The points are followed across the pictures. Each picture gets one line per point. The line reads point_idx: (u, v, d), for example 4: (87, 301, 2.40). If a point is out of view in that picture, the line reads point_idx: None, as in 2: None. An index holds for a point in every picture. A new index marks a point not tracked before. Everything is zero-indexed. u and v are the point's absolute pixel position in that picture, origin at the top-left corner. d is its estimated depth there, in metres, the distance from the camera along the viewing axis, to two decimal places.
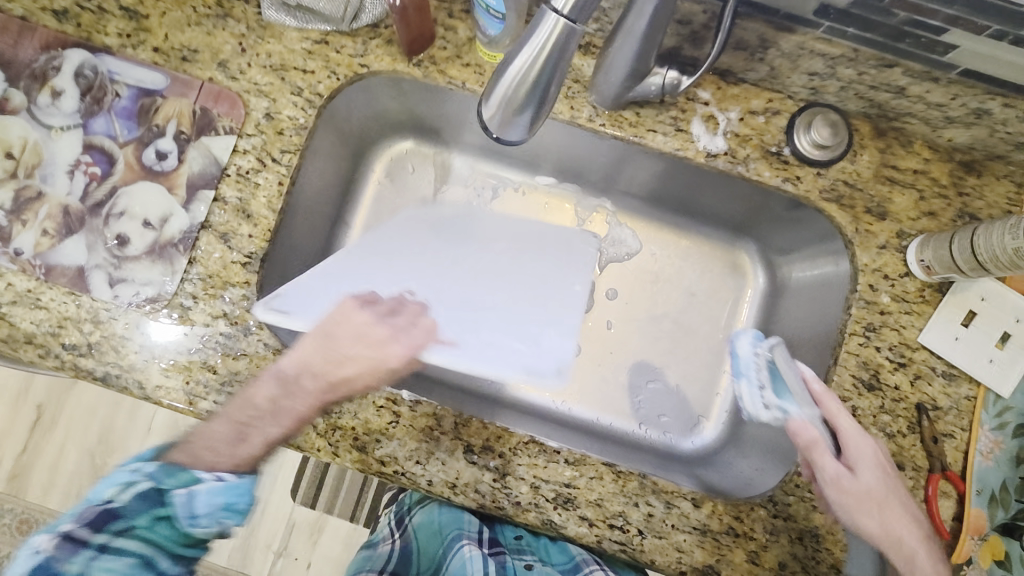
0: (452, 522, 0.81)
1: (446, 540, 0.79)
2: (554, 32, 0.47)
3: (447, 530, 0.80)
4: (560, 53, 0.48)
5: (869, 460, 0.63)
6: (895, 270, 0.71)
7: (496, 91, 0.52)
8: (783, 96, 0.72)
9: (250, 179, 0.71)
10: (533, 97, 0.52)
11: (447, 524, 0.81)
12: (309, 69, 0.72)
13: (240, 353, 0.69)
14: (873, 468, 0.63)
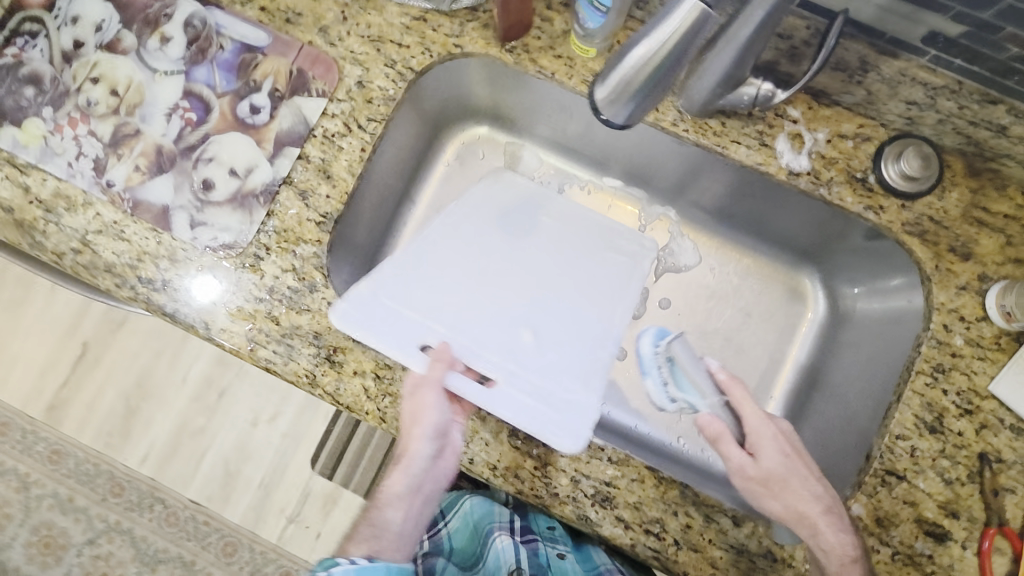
0: (481, 518, 0.81)
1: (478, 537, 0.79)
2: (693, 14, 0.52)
3: (478, 526, 0.80)
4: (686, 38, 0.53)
5: (772, 445, 0.66)
6: (972, 313, 0.68)
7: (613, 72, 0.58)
8: (875, 124, 0.71)
9: (335, 142, 0.73)
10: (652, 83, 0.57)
11: (478, 520, 0.81)
12: (404, 43, 0.75)
13: (304, 308, 0.70)
14: (770, 442, 0.66)
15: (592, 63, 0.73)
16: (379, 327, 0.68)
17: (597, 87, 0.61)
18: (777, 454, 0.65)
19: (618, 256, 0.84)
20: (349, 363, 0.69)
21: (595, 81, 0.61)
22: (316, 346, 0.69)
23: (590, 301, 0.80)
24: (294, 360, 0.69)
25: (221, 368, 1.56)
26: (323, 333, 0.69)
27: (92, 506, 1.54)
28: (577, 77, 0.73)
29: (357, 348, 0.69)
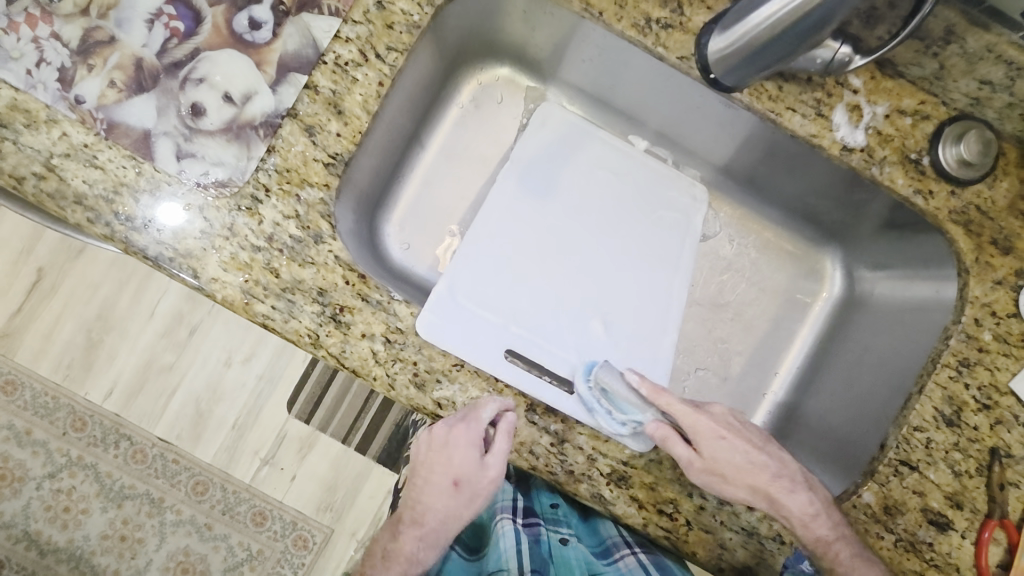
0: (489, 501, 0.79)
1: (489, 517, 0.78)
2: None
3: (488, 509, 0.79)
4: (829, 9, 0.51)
5: (710, 434, 0.63)
6: (1004, 308, 0.67)
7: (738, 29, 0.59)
8: (937, 101, 0.66)
9: (348, 72, 0.63)
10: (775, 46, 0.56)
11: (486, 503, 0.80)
12: None
13: (307, 261, 0.63)
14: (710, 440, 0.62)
15: (644, 4, 0.65)
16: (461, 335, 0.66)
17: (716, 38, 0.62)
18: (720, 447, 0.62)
19: (669, 212, 0.83)
20: (357, 324, 0.63)
21: (716, 30, 0.62)
22: (321, 304, 0.63)
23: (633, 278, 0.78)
24: (296, 318, 0.63)
25: (191, 304, 1.46)
26: (329, 290, 0.63)
27: (51, 440, 1.46)
28: (627, 20, 0.65)
29: (366, 309, 0.64)
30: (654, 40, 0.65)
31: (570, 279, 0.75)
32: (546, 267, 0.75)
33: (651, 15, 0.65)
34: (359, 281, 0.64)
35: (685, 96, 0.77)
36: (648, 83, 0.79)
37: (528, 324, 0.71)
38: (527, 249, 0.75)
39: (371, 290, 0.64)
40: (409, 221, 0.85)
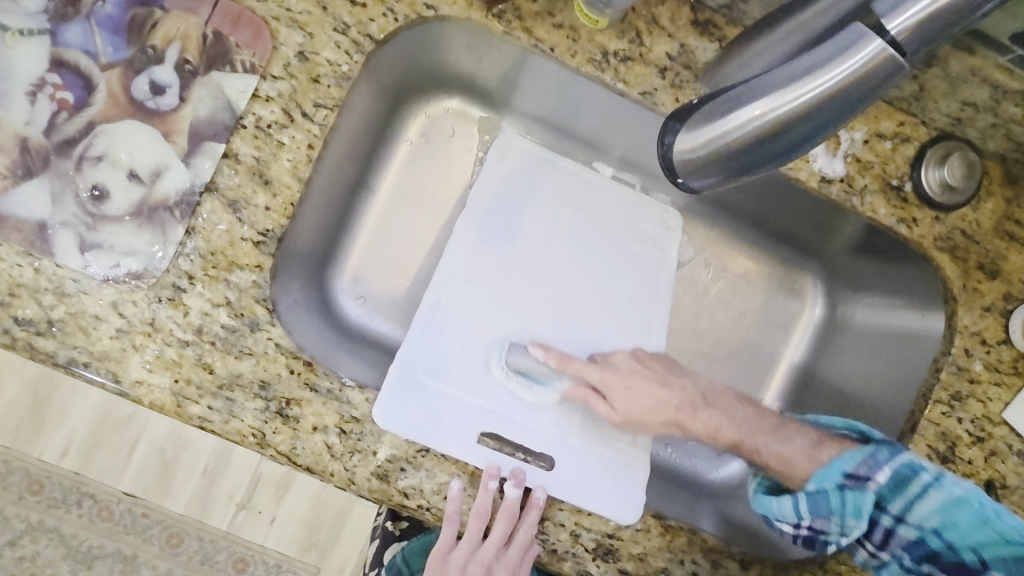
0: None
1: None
2: (876, 59, 0.32)
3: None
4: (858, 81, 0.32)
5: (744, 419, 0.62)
6: (993, 335, 0.64)
7: (728, 121, 0.34)
8: (916, 121, 0.62)
9: (273, 136, 0.56)
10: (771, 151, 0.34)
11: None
12: (359, 2, 0.57)
13: (244, 352, 0.56)
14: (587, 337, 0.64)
15: (600, 36, 0.59)
16: (428, 422, 0.60)
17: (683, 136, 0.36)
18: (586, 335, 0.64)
19: (644, 246, 0.78)
20: (306, 417, 0.57)
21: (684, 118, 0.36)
22: (264, 399, 0.56)
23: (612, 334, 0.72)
24: (237, 417, 0.56)
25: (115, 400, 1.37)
26: (272, 382, 0.57)
27: (7, 506, 1.35)
28: (582, 55, 0.59)
29: (316, 399, 0.57)
30: (613, 74, 0.59)
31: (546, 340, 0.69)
32: (517, 327, 0.68)
33: (608, 48, 0.59)
34: (306, 370, 0.57)
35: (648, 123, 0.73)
36: (609, 109, 0.73)
37: (499, 392, 0.64)
38: (493, 305, 0.69)
39: (320, 378, 0.57)
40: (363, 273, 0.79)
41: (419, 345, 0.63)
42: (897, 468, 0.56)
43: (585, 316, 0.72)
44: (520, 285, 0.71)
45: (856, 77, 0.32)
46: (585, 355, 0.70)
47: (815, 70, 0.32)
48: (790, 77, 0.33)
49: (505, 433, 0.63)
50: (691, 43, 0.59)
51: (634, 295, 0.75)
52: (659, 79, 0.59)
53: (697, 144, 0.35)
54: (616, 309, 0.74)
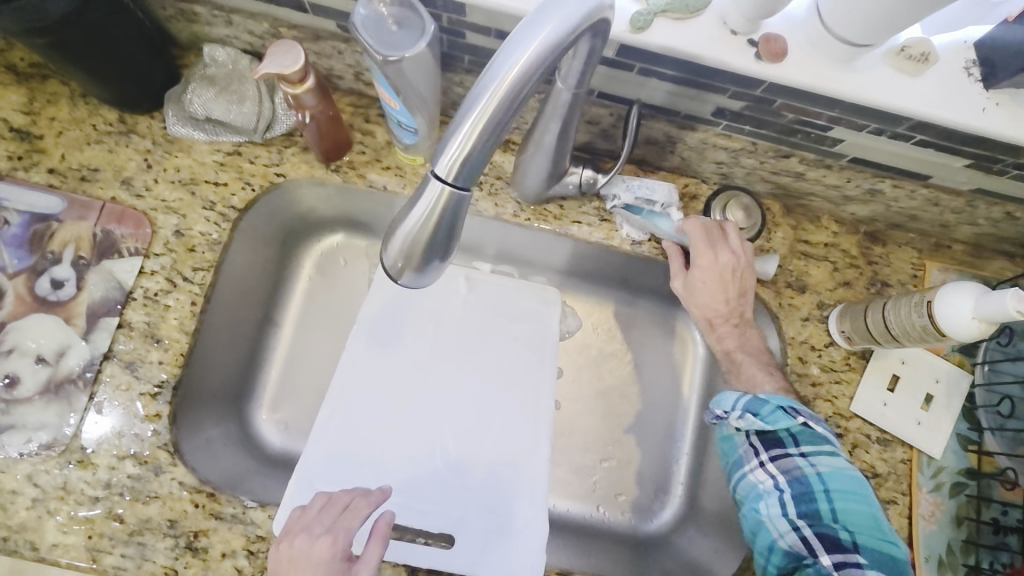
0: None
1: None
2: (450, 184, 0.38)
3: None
4: (442, 212, 0.39)
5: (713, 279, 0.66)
6: (820, 340, 0.73)
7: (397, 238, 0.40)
8: (697, 180, 0.74)
9: (159, 301, 0.66)
10: (444, 237, 0.40)
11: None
12: (221, 181, 0.70)
13: (151, 495, 0.62)
14: (701, 274, 0.66)
15: (422, 168, 0.72)
16: None
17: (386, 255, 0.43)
18: (701, 281, 0.67)
19: (525, 322, 0.87)
20: (215, 546, 0.62)
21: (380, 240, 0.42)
22: (173, 537, 0.61)
23: (503, 408, 0.80)
24: (149, 560, 0.61)
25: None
26: (179, 519, 0.62)
27: None
28: (410, 184, 0.72)
29: (222, 526, 0.62)
30: None
31: (436, 425, 0.77)
32: (407, 424, 0.76)
33: None
34: (209, 501, 0.63)
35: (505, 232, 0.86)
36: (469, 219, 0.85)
37: (396, 483, 0.72)
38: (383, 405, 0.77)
39: (223, 504, 0.63)
40: (281, 401, 0.85)
41: (316, 458, 0.71)
42: (810, 455, 0.61)
43: (472, 397, 0.80)
44: (407, 380, 0.80)
45: (440, 204, 0.38)
46: (478, 437, 0.77)
47: (421, 195, 0.38)
48: (414, 198, 0.39)
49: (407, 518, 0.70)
50: (497, 159, 0.73)
51: (520, 370, 0.83)
52: (476, 191, 0.72)
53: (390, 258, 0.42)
54: (506, 387, 0.81)
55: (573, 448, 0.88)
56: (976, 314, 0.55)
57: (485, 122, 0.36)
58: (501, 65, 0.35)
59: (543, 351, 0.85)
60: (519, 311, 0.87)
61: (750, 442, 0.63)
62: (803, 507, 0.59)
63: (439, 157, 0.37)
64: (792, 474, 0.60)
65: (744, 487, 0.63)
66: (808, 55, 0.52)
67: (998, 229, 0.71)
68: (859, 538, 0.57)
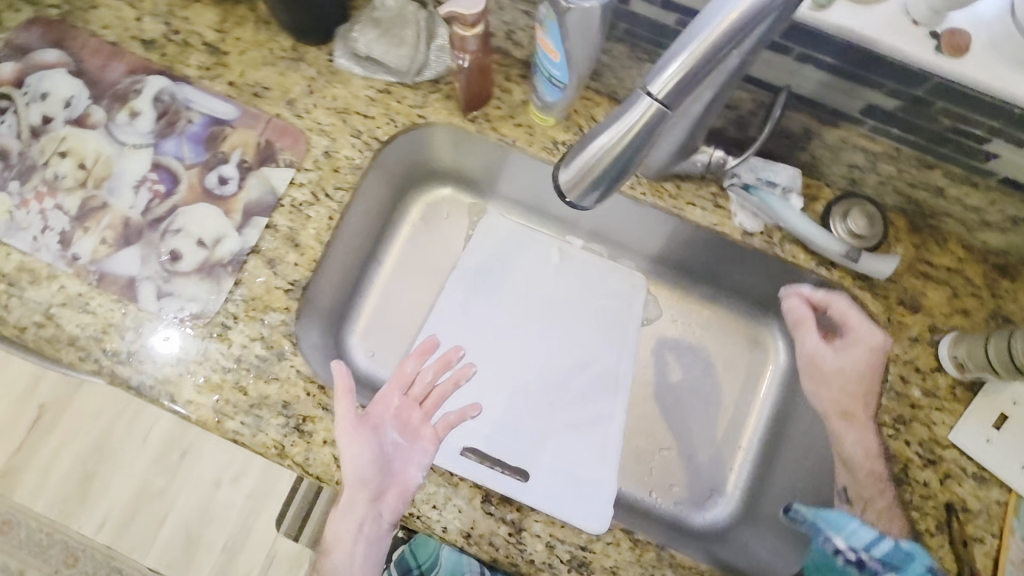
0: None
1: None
2: (646, 112, 0.46)
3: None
4: (643, 127, 0.46)
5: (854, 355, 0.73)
6: (925, 364, 0.71)
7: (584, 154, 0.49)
8: (821, 184, 0.73)
9: (303, 211, 0.74)
10: (622, 162, 0.48)
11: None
12: (370, 114, 0.77)
13: (272, 377, 0.70)
14: (864, 350, 0.72)
15: (552, 130, 0.76)
16: None
17: (559, 171, 0.51)
18: (832, 354, 0.74)
19: (609, 300, 0.89)
20: (318, 432, 0.68)
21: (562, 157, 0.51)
22: (285, 416, 0.69)
23: (579, 372, 0.83)
24: (262, 432, 0.68)
25: (181, 430, 1.40)
26: (292, 402, 0.69)
27: None
28: (538, 143, 0.76)
29: (325, 417, 0.69)
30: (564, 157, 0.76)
31: (515, 375, 0.82)
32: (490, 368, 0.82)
33: (558, 138, 0.76)
34: (320, 393, 0.70)
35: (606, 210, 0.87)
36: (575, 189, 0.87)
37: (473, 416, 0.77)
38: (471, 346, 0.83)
39: (330, 398, 0.70)
40: (373, 330, 0.91)
41: None
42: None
43: (551, 356, 0.84)
44: (495, 329, 0.85)
45: (633, 126, 0.46)
46: (552, 392, 0.81)
47: (616, 119, 0.47)
48: (609, 122, 0.47)
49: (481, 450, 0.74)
50: None
51: (601, 342, 0.86)
52: None
53: (568, 175, 0.50)
54: (585, 355, 0.84)
55: (641, 429, 0.89)
56: None
57: (692, 60, 0.44)
58: (709, 22, 0.43)
59: (627, 329, 0.87)
60: (605, 289, 0.90)
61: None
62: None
63: (654, 77, 0.45)
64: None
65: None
66: (988, 55, 0.52)
67: None
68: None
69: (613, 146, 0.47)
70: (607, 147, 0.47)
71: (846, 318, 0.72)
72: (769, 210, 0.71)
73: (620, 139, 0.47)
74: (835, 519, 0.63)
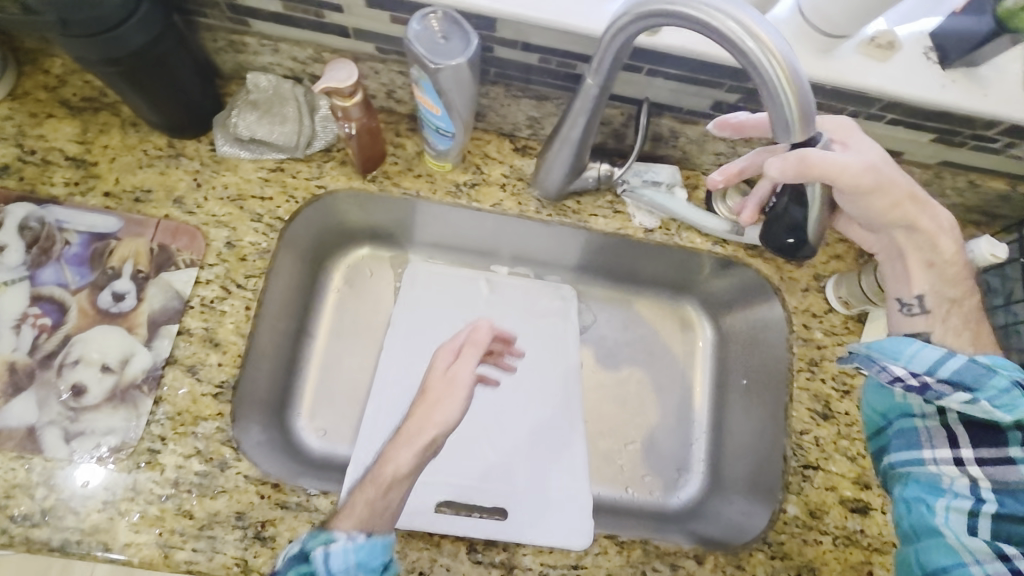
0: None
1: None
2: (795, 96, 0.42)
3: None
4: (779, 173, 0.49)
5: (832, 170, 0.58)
6: (820, 308, 0.80)
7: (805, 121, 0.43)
8: (697, 173, 0.82)
9: (216, 307, 0.71)
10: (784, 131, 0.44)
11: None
12: (266, 195, 0.76)
13: (218, 490, 0.65)
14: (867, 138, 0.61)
15: (450, 174, 0.79)
16: None
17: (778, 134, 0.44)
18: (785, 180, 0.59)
19: (545, 318, 0.94)
20: (282, 534, 0.65)
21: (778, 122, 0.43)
22: (242, 528, 0.64)
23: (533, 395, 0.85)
24: (220, 552, 0.63)
25: None
26: (246, 511, 0.65)
27: None
28: (441, 189, 0.79)
29: (287, 515, 0.65)
30: (467, 198, 0.79)
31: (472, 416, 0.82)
32: None
33: (458, 181, 0.79)
34: (274, 492, 0.66)
35: (521, 234, 0.91)
36: (491, 224, 0.90)
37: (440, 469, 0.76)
38: None
39: (288, 494, 0.66)
40: (319, 409, 0.89)
41: None
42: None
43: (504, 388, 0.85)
44: None
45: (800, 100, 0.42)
46: (513, 420, 0.82)
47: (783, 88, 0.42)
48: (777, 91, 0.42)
49: (456, 500, 0.74)
50: (517, 163, 0.81)
51: (546, 360, 0.89)
52: (501, 193, 0.79)
53: (800, 127, 0.43)
54: (534, 374, 0.87)
55: (602, 435, 0.93)
56: (956, 263, 0.63)
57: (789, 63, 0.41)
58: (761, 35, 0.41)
59: (566, 341, 0.92)
60: (539, 310, 0.95)
61: (945, 428, 0.60)
62: (1004, 520, 0.55)
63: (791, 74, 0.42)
64: (1009, 487, 0.56)
65: (906, 432, 0.62)
66: (796, 49, 0.60)
67: (966, 200, 0.79)
68: (1003, 527, 0.55)
69: (798, 112, 0.43)
70: (799, 110, 0.42)
71: (842, 137, 0.61)
72: (662, 206, 0.79)
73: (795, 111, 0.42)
74: (893, 348, 0.61)
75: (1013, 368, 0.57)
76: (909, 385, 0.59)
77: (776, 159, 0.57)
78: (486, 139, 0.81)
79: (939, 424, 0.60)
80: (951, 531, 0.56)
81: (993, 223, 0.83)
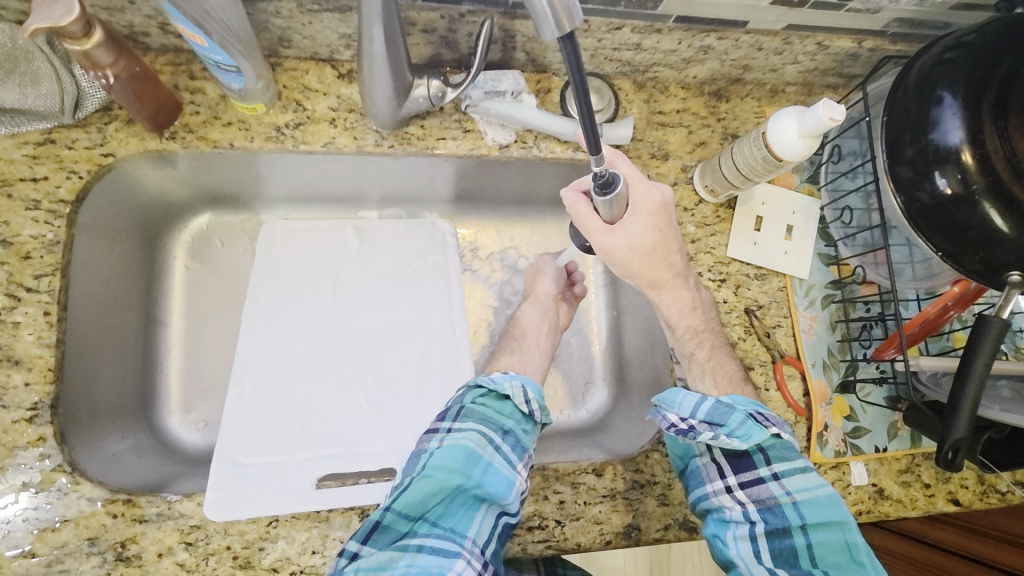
0: (405, 482, 0.57)
1: (396, 546, 0.54)
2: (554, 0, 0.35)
3: (456, 482, 0.56)
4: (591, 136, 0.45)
5: (636, 231, 0.65)
6: (690, 201, 0.78)
7: (565, 15, 0.36)
8: (548, 76, 0.75)
9: (5, 320, 0.60)
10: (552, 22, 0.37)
11: (436, 482, 0.56)
12: (39, 176, 0.63)
13: (60, 520, 0.57)
14: (646, 218, 0.65)
15: (267, 116, 0.68)
16: (262, 495, 0.65)
17: (543, 21, 0.36)
18: (620, 243, 0.65)
19: (424, 258, 0.86)
20: (148, 548, 0.59)
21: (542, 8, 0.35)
22: (98, 554, 0.57)
23: (419, 345, 0.80)
24: None
25: None
26: (99, 534, 0.58)
27: None
28: (259, 136, 0.68)
29: (150, 528, 0.59)
30: (293, 140, 0.68)
31: (353, 378, 0.77)
32: (323, 384, 0.76)
33: (279, 123, 0.68)
34: (128, 508, 0.59)
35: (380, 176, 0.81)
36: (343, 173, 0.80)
37: (322, 441, 0.72)
38: (293, 372, 0.76)
39: (145, 507, 0.59)
40: (192, 400, 0.79)
41: (232, 436, 0.70)
42: (783, 476, 0.63)
43: (387, 341, 0.80)
44: (312, 341, 0.78)
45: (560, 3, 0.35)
46: (397, 373, 0.78)
47: None
48: None
49: (344, 468, 0.71)
50: (345, 92, 0.70)
51: (428, 305, 0.83)
52: (332, 128, 0.69)
53: (556, 22, 0.36)
54: (417, 321, 0.82)
55: None
56: (799, 133, 0.61)
57: None
58: None
59: (448, 281, 0.85)
60: (415, 250, 0.86)
61: (714, 462, 0.65)
62: (774, 536, 0.61)
63: None
64: (763, 504, 0.63)
65: (693, 473, 0.67)
66: None
67: (818, 63, 0.77)
68: (809, 517, 0.61)
69: (558, 16, 0.36)
70: (558, 18, 0.36)
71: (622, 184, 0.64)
72: (511, 116, 0.72)
73: (555, 17, 0.36)
74: (669, 398, 0.68)
75: (747, 402, 0.66)
76: (680, 429, 0.65)
77: (571, 195, 0.65)
78: (303, 68, 0.69)
79: (711, 459, 0.65)
80: (743, 561, 0.61)
81: (848, 82, 0.82)
